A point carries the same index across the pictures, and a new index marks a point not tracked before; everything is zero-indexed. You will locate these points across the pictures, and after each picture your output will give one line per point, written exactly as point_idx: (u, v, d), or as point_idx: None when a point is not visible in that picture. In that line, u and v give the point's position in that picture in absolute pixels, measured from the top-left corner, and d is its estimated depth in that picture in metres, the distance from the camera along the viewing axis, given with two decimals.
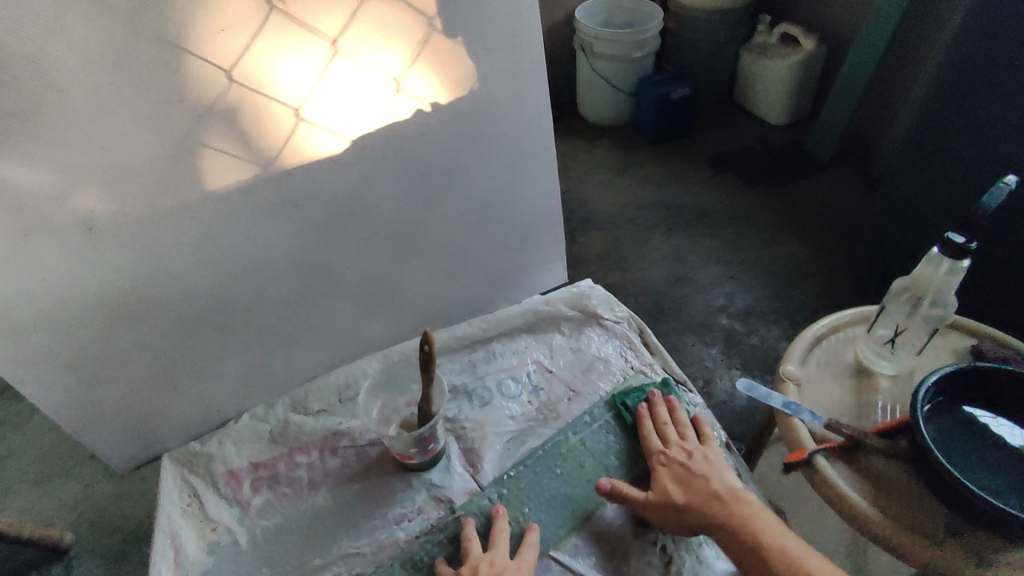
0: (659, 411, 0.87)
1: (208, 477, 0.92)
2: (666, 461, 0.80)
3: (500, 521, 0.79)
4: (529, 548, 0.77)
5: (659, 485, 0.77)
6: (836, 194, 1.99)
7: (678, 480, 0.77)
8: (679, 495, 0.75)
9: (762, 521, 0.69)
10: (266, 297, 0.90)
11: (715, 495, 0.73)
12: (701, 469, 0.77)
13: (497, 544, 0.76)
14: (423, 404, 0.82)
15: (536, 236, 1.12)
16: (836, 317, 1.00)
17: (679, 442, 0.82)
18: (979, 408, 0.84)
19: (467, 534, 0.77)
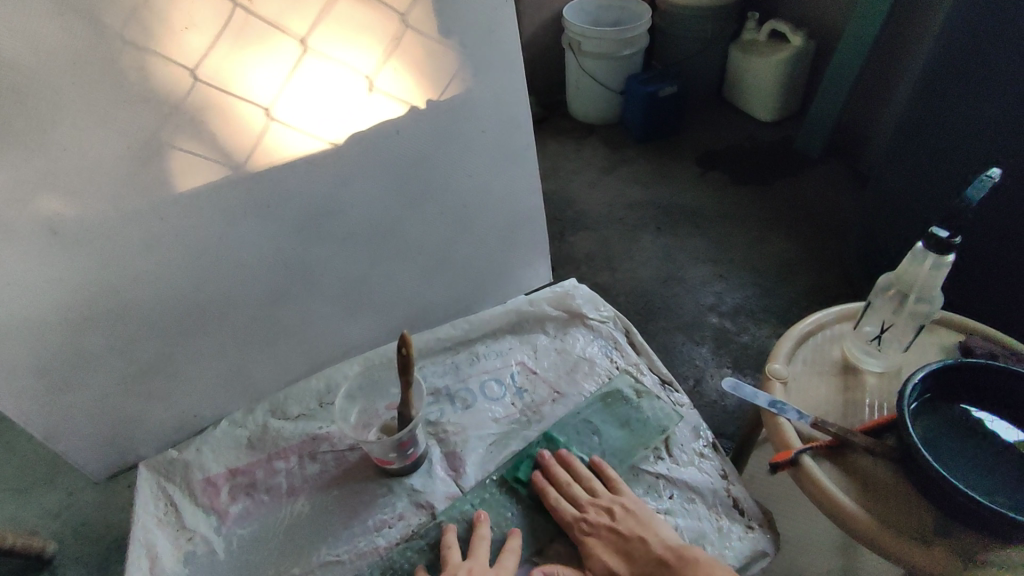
0: (556, 472, 0.82)
1: (185, 485, 0.90)
2: (591, 526, 0.76)
3: (481, 527, 0.77)
4: (511, 556, 0.75)
5: (595, 556, 0.73)
6: (825, 191, 1.99)
7: (613, 549, 0.73)
8: (621, 561, 0.72)
9: (706, 574, 0.67)
10: (243, 300, 0.88)
11: (657, 559, 0.70)
12: (626, 530, 0.74)
13: (477, 552, 0.74)
14: (402, 409, 0.80)
15: (519, 235, 1.10)
16: (823, 315, 0.99)
17: (588, 503, 0.78)
18: (971, 405, 0.83)
19: (448, 541, 0.76)
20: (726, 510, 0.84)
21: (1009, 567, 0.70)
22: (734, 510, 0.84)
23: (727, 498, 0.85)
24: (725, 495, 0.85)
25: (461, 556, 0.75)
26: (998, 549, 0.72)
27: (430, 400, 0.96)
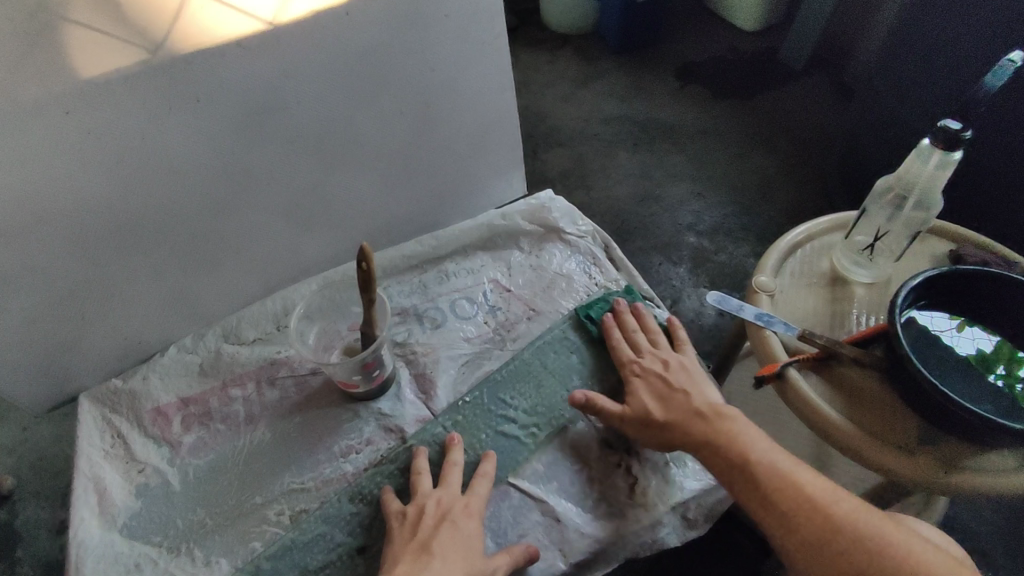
0: (626, 319, 0.81)
1: (133, 416, 0.83)
2: (642, 368, 0.74)
3: (454, 452, 0.73)
4: (484, 479, 0.72)
5: (635, 394, 0.72)
6: (808, 104, 1.90)
7: (656, 391, 0.71)
8: (654, 406, 0.70)
9: (746, 434, 0.64)
10: (180, 214, 0.78)
11: (696, 410, 0.67)
12: (676, 380, 0.71)
13: (448, 480, 0.70)
14: (366, 329, 0.73)
15: (488, 142, 1.01)
16: (812, 225, 0.94)
17: (652, 350, 0.77)
18: (932, 310, 0.80)
19: (418, 468, 0.72)
20: None
21: (990, 472, 0.69)
22: None
23: None
24: None
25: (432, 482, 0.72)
26: (980, 454, 0.71)
27: (396, 321, 0.90)
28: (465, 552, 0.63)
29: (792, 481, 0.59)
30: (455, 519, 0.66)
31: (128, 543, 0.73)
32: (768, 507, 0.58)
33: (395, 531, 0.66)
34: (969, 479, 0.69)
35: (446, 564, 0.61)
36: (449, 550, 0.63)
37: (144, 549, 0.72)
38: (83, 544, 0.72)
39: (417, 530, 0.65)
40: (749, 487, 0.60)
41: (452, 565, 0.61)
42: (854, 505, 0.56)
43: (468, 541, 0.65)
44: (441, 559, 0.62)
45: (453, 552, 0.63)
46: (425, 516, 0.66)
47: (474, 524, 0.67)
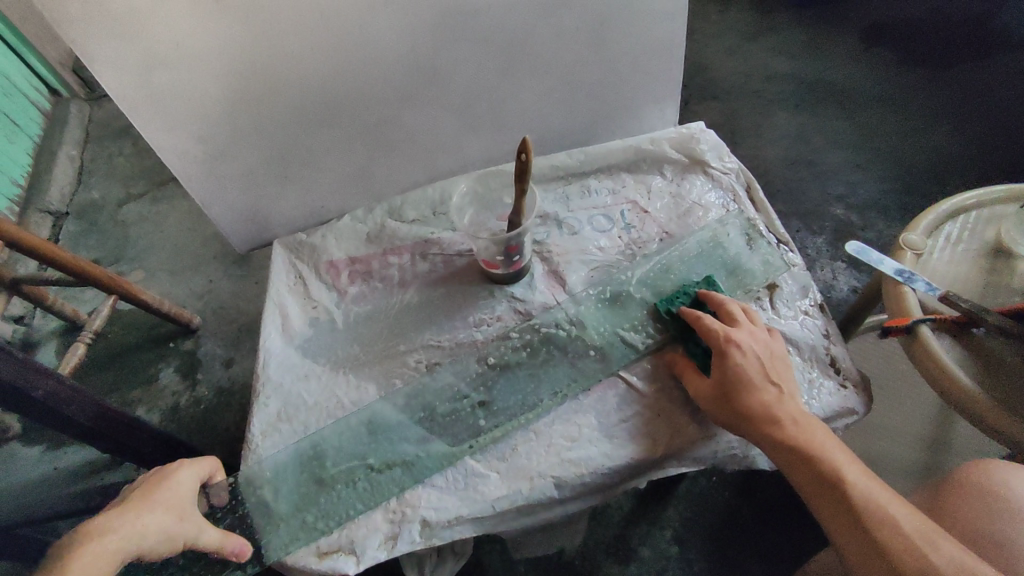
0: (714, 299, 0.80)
1: (312, 264, 0.98)
2: (742, 347, 0.72)
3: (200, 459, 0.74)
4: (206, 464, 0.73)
5: (732, 366, 0.71)
6: (1013, 83, 1.68)
7: (749, 375, 0.70)
8: (749, 387, 0.70)
9: (834, 450, 0.65)
10: (373, 95, 0.91)
11: (789, 411, 0.68)
12: (771, 374, 0.71)
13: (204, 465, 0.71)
14: (514, 218, 0.83)
15: (651, 68, 1.03)
16: (984, 191, 0.88)
17: (747, 333, 0.74)
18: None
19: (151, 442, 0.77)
20: (822, 366, 0.82)
21: None
22: (831, 367, 0.82)
23: (826, 355, 0.83)
24: (823, 353, 0.84)
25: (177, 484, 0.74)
26: None
27: (538, 223, 0.98)
28: (165, 495, 0.64)
29: (880, 509, 0.60)
30: (163, 472, 0.68)
31: (301, 357, 0.88)
32: (851, 525, 0.60)
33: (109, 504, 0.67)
34: None
35: (157, 500, 0.63)
36: (152, 494, 0.64)
37: (312, 365, 0.88)
38: (269, 352, 0.88)
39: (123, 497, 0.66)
40: (829, 500, 0.62)
41: (154, 503, 0.63)
42: (945, 543, 0.57)
43: (176, 491, 0.66)
44: (141, 496, 0.63)
45: (155, 493, 0.64)
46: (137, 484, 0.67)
47: (185, 481, 0.68)
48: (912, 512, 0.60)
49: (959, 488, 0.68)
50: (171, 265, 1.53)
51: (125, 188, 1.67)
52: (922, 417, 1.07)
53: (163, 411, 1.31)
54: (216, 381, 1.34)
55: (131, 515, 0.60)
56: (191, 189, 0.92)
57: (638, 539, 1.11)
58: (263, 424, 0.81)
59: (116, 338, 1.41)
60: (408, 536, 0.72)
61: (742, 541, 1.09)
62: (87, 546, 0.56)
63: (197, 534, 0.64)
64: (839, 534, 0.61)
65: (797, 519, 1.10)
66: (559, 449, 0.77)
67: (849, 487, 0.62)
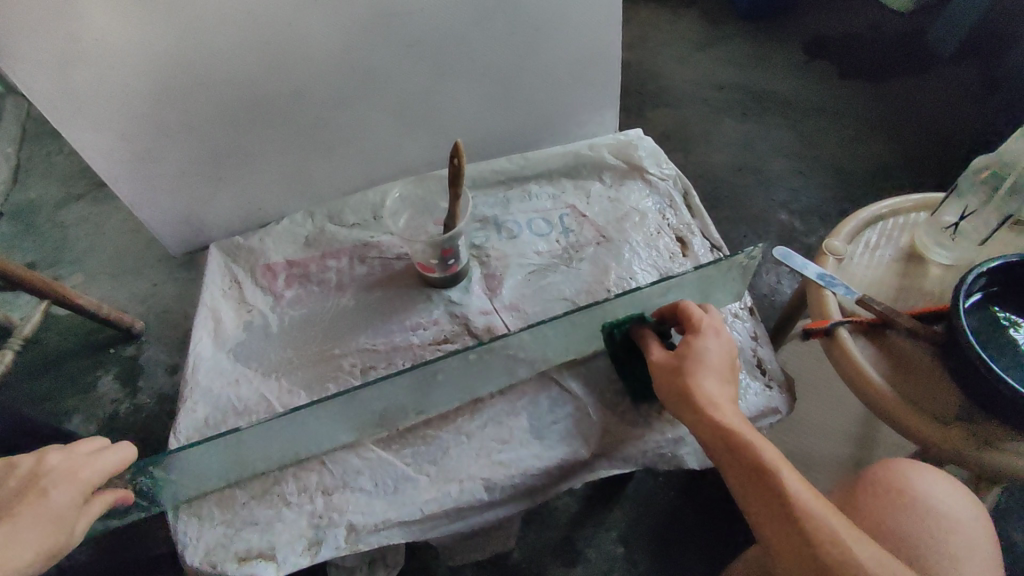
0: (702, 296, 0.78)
1: (249, 267, 0.97)
2: (718, 333, 0.71)
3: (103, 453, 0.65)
4: (117, 455, 0.66)
5: (701, 345, 0.69)
6: (943, 95, 1.76)
7: (714, 358, 0.69)
8: (707, 369, 0.68)
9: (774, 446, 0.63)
10: (306, 96, 0.90)
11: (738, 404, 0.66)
12: (720, 363, 0.69)
13: (98, 467, 0.63)
14: (448, 221, 0.83)
15: (590, 74, 1.05)
16: (899, 200, 0.93)
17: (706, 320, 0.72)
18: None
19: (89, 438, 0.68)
20: (748, 368, 0.85)
21: None
22: (757, 368, 0.85)
23: (752, 357, 0.86)
24: (750, 355, 0.86)
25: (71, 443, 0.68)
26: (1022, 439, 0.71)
27: (477, 227, 0.98)
28: (37, 523, 0.58)
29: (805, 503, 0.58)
30: (44, 484, 0.60)
31: (233, 362, 0.87)
32: (773, 515, 0.59)
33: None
34: (1003, 458, 0.70)
35: (29, 533, 0.57)
36: (22, 519, 0.57)
37: (243, 369, 0.87)
38: (199, 356, 0.87)
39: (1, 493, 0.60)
40: (761, 488, 0.60)
41: (23, 532, 0.56)
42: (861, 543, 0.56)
43: (56, 514, 0.59)
44: (8, 525, 0.56)
45: (25, 519, 0.57)
46: (16, 480, 0.60)
47: (70, 497, 0.60)
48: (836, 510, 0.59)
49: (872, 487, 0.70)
50: (111, 268, 1.48)
51: (64, 188, 1.61)
52: (852, 416, 1.11)
53: (100, 420, 1.26)
54: (158, 388, 1.30)
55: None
56: (118, 191, 0.91)
57: (584, 541, 1.12)
58: (189, 429, 0.80)
59: (49, 345, 1.36)
60: (332, 542, 0.71)
61: (683, 540, 1.11)
62: None
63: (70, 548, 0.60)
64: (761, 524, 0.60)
65: (738, 516, 1.13)
66: (491, 451, 0.77)
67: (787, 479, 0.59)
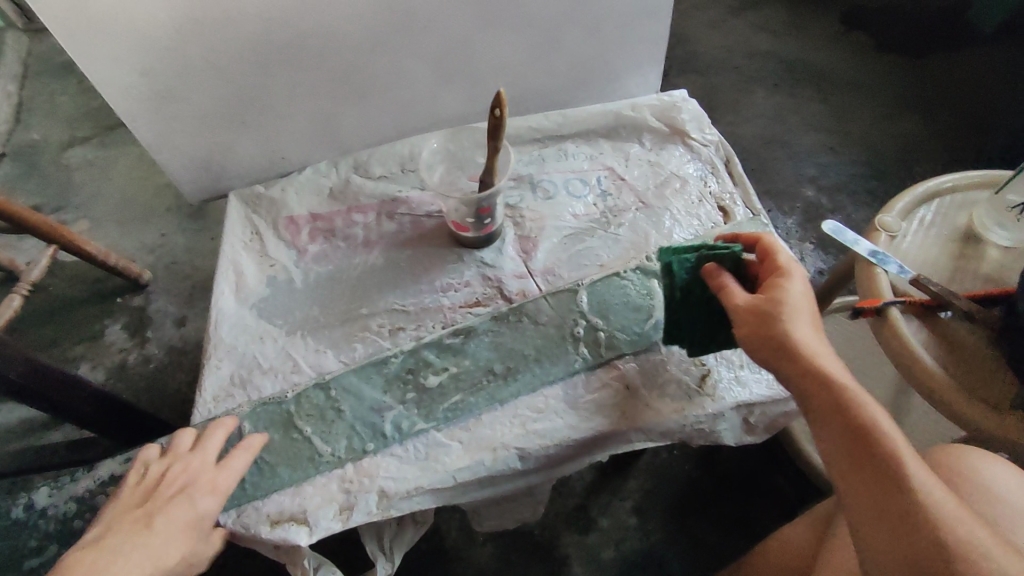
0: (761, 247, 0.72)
1: (271, 219, 0.93)
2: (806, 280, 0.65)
3: (238, 455, 0.67)
4: (245, 454, 0.67)
5: (794, 287, 0.63)
6: (985, 73, 1.70)
7: (809, 303, 0.63)
8: (801, 313, 0.62)
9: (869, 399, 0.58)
10: (342, 37, 0.84)
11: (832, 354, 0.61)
12: (811, 309, 0.63)
13: (230, 469, 0.65)
14: (486, 177, 0.80)
15: (635, 30, 0.98)
16: (959, 176, 0.89)
17: (792, 267, 0.67)
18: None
19: (209, 434, 0.68)
20: None
21: None
22: None
23: None
24: None
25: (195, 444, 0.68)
26: None
27: (511, 186, 0.94)
28: (189, 533, 0.60)
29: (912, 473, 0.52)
30: (194, 492, 0.62)
31: (256, 317, 0.84)
32: (872, 482, 0.53)
33: (127, 488, 0.63)
34: None
35: (175, 538, 0.58)
36: (174, 525, 0.59)
37: (265, 325, 0.83)
38: (221, 310, 0.84)
39: (147, 498, 0.61)
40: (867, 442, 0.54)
41: (169, 535, 0.58)
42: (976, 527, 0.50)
43: (202, 523, 0.61)
44: (165, 529, 0.58)
45: (182, 528, 0.59)
46: (162, 485, 0.62)
47: (215, 507, 0.62)
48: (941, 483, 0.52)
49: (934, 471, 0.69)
50: (118, 215, 1.43)
51: (69, 130, 1.55)
52: (879, 397, 1.10)
53: (108, 369, 1.24)
54: (167, 340, 1.27)
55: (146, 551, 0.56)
56: (137, 132, 0.86)
57: (598, 510, 1.11)
58: (213, 386, 0.78)
59: (57, 292, 1.32)
60: (363, 506, 0.69)
61: (699, 514, 1.10)
62: None
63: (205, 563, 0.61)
64: (852, 492, 0.53)
65: (756, 493, 1.12)
66: (525, 420, 0.74)
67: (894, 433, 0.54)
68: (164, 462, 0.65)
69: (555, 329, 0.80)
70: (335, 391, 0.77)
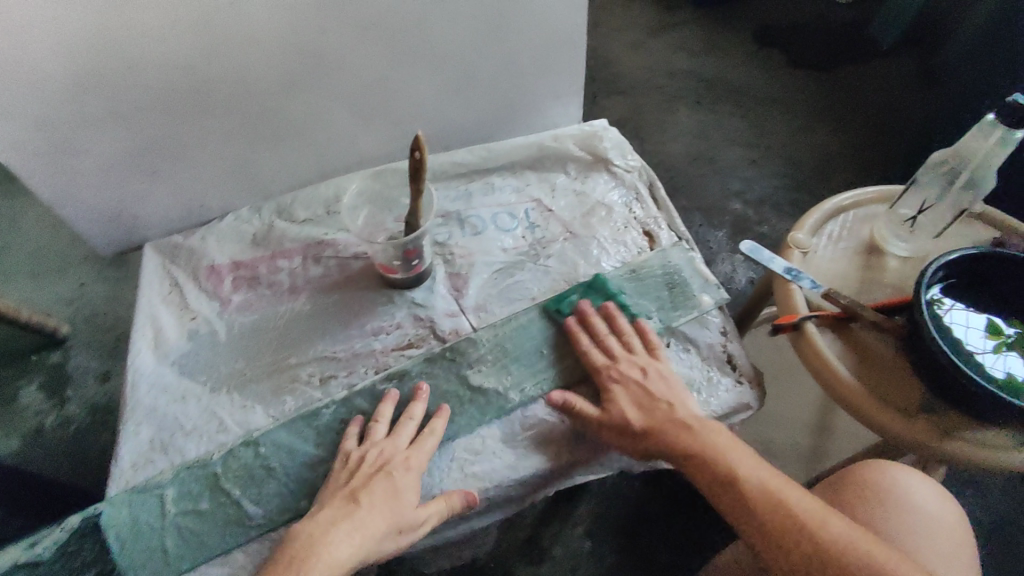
0: (595, 323, 0.80)
1: (191, 270, 0.90)
2: (619, 376, 0.74)
3: (433, 428, 0.72)
4: (433, 434, 0.72)
5: (613, 397, 0.73)
6: (884, 85, 1.82)
7: (636, 398, 0.72)
8: (635, 415, 0.71)
9: (724, 445, 0.66)
10: (256, 81, 0.83)
11: (677, 420, 0.69)
12: (639, 398, 0.72)
13: (422, 446, 0.70)
14: (411, 218, 0.78)
15: (551, 63, 1.01)
16: (861, 192, 0.95)
17: (614, 359, 0.76)
18: (981, 309, 0.81)
19: (382, 410, 0.73)
20: (718, 365, 0.83)
21: (987, 447, 0.72)
22: (727, 364, 0.83)
23: (722, 352, 0.84)
24: (720, 350, 0.84)
25: (387, 430, 0.73)
26: (980, 429, 0.73)
27: (439, 222, 0.94)
28: (397, 507, 0.64)
29: (799, 514, 0.59)
30: (394, 468, 0.66)
31: (178, 376, 0.80)
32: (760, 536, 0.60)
33: (336, 473, 0.69)
34: (963, 448, 0.72)
35: (381, 510, 0.63)
36: (377, 500, 0.64)
37: (187, 383, 0.80)
38: (138, 372, 0.79)
39: (353, 477, 0.67)
40: (740, 505, 0.61)
41: (376, 509, 0.63)
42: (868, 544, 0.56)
43: (404, 497, 0.65)
44: (371, 504, 0.63)
45: (387, 503, 0.63)
46: (363, 465, 0.67)
47: (416, 484, 0.66)
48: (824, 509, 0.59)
49: (852, 485, 0.71)
50: None
51: None
52: (809, 402, 1.15)
53: (23, 436, 1.15)
54: (89, 398, 1.19)
55: (352, 521, 0.61)
56: (40, 189, 0.82)
57: (551, 538, 1.11)
58: (133, 455, 0.74)
59: None
60: None
61: (650, 533, 1.11)
62: (292, 562, 0.58)
63: (418, 530, 0.64)
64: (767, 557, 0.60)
65: (703, 508, 1.14)
66: (463, 463, 0.74)
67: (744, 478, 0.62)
68: (358, 447, 0.71)
69: (496, 364, 0.80)
70: (265, 448, 0.74)
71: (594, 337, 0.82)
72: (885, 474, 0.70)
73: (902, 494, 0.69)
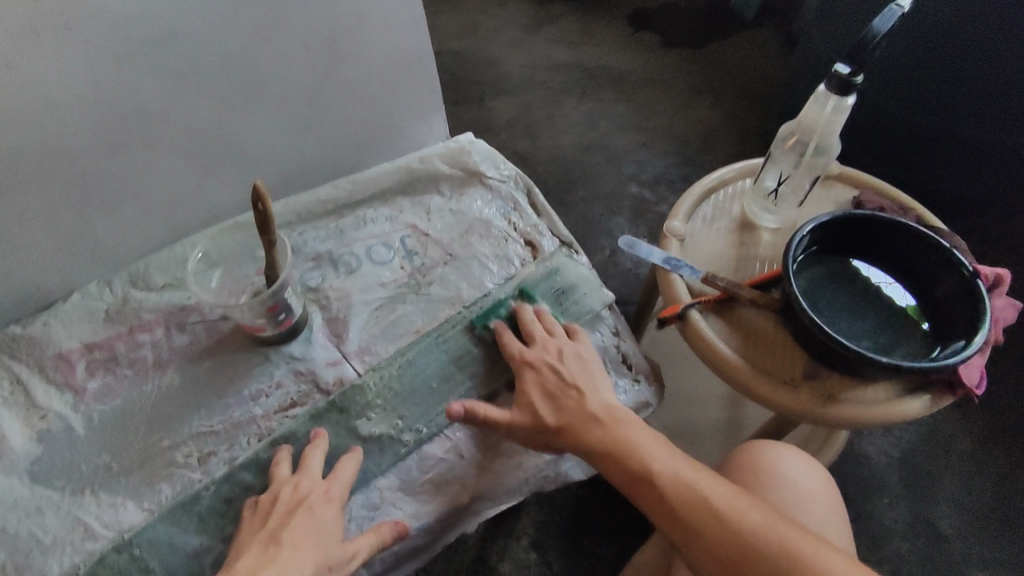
0: (523, 313, 0.79)
1: (34, 362, 0.80)
2: (536, 365, 0.73)
3: (341, 469, 0.69)
4: (349, 464, 0.70)
5: (528, 392, 0.71)
6: (753, 54, 1.89)
7: (549, 389, 0.70)
8: (551, 411, 0.69)
9: (635, 436, 0.65)
10: (68, 149, 0.74)
11: (588, 413, 0.67)
12: (554, 384, 0.71)
13: (337, 474, 0.68)
14: (268, 271, 0.74)
15: (402, 82, 0.97)
16: (725, 170, 0.97)
17: (526, 354, 0.74)
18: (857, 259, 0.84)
19: (278, 459, 0.70)
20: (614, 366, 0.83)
21: (865, 405, 0.75)
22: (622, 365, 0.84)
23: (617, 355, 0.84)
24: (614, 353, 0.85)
25: (291, 470, 0.70)
26: (858, 389, 0.76)
27: (310, 266, 0.89)
28: (321, 541, 0.61)
29: (711, 502, 0.58)
30: (310, 503, 0.64)
31: (29, 486, 0.72)
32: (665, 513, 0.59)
33: (248, 520, 0.64)
34: (843, 410, 0.74)
35: (306, 544, 0.60)
36: (300, 539, 0.60)
37: (43, 493, 0.71)
38: None
39: (268, 521, 0.63)
40: (646, 492, 0.61)
41: (299, 546, 0.59)
42: (788, 529, 0.55)
43: (327, 529, 0.62)
44: (292, 540, 0.60)
45: (309, 538, 0.61)
46: (278, 505, 0.64)
47: (336, 513, 0.65)
48: (739, 496, 0.58)
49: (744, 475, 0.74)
50: None
51: None
52: None
53: None
54: None
55: (275, 561, 0.57)
56: None
57: (497, 557, 1.07)
58: None
59: None
60: None
61: (594, 529, 1.08)
62: None
63: (348, 565, 0.62)
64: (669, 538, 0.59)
65: None
66: (362, 521, 0.71)
67: (653, 464, 0.62)
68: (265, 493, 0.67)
69: (387, 408, 0.76)
70: (139, 549, 0.67)
71: (483, 361, 0.80)
72: (770, 460, 0.74)
73: (786, 481, 0.72)
